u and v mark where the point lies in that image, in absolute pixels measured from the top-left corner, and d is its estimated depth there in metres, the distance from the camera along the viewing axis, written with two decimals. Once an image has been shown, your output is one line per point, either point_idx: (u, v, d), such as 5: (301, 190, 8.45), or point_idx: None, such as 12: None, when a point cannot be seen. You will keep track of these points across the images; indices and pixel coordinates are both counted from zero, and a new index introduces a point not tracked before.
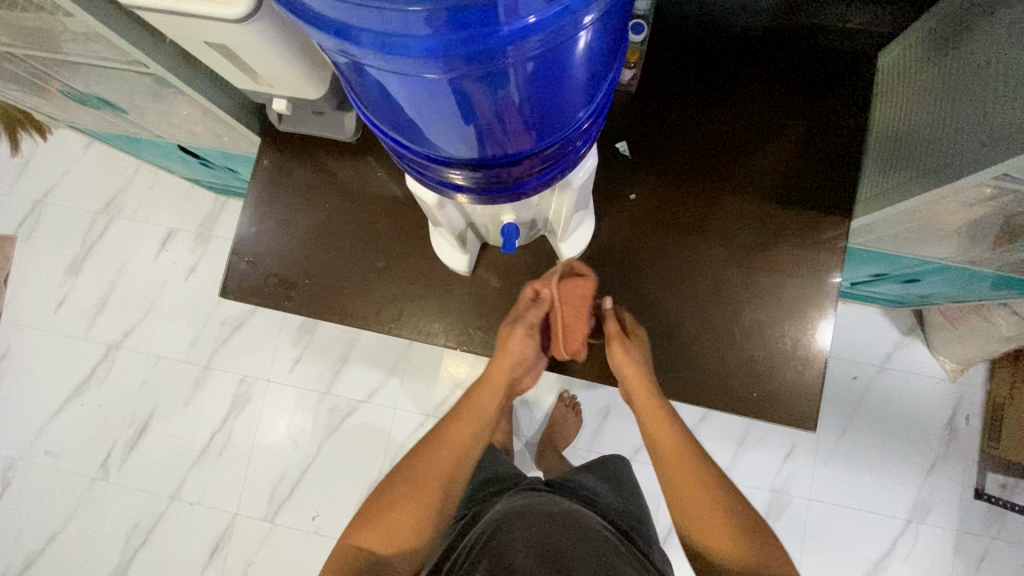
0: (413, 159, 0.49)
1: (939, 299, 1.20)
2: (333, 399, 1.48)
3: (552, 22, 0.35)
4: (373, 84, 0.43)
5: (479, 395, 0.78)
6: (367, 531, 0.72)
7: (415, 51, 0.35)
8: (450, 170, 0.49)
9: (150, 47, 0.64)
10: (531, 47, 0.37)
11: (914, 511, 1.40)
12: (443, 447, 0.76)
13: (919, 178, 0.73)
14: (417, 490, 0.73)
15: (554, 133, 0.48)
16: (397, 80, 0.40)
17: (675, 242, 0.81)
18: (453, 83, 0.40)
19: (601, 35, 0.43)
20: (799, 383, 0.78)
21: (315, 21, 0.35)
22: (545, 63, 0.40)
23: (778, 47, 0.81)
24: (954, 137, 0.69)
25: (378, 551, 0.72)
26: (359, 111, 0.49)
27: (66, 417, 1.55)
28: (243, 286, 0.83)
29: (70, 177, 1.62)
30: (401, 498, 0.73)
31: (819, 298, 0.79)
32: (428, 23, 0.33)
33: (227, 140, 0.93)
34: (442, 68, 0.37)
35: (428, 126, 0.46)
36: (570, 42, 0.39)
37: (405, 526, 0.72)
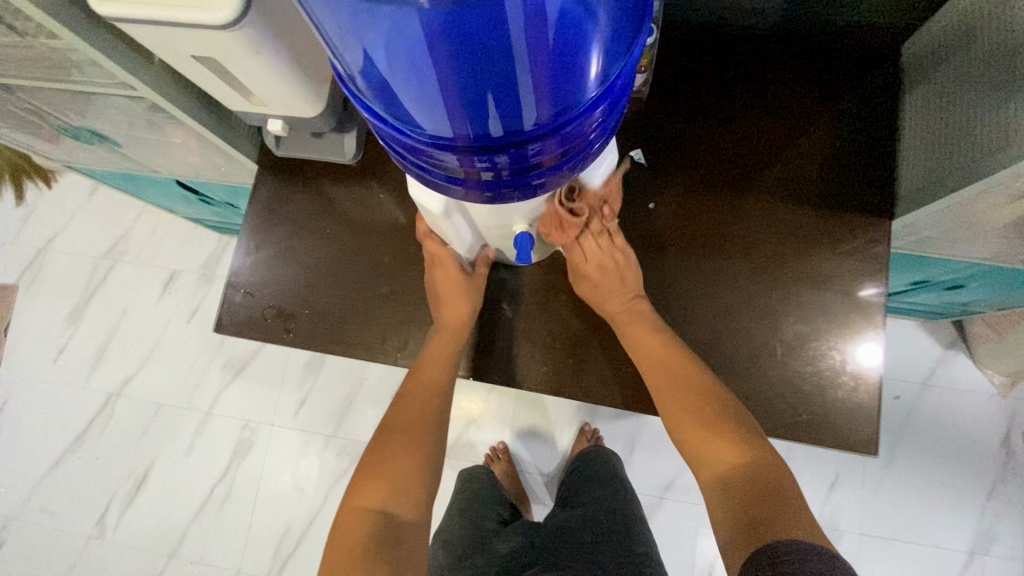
0: (414, 147, 0.45)
1: (982, 306, 1.12)
2: (340, 441, 1.40)
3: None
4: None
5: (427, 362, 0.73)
6: (368, 491, 0.67)
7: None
8: (452, 158, 0.44)
9: (138, 67, 0.60)
10: None
11: (977, 542, 1.27)
12: (404, 401, 0.73)
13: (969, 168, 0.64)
14: (404, 441, 0.70)
15: (563, 110, 0.44)
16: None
17: (699, 253, 0.75)
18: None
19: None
20: (852, 401, 0.70)
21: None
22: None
23: (796, 44, 0.77)
24: (1003, 117, 0.61)
25: (383, 504, 0.66)
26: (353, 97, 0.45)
27: (62, 472, 1.48)
28: (239, 319, 0.77)
29: (74, 223, 1.61)
30: (394, 454, 0.69)
31: (865, 308, 0.72)
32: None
33: (224, 170, 0.90)
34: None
35: (428, 81, 0.44)
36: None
37: (405, 472, 0.69)
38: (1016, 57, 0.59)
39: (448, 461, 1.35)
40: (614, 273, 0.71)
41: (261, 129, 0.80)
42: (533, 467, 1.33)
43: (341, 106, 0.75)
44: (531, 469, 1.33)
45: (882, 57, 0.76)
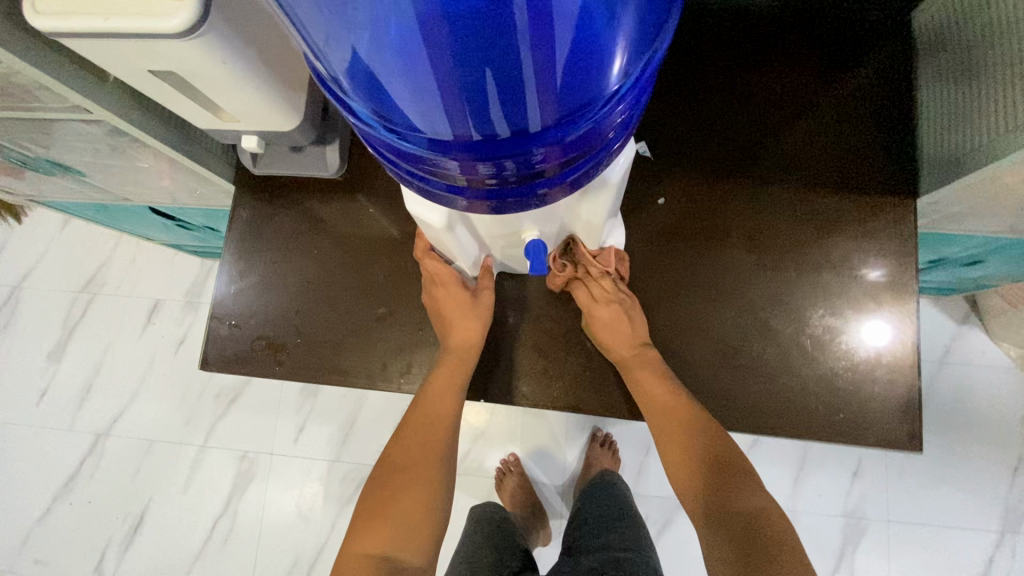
0: (410, 155, 0.40)
1: (997, 279, 1.09)
2: (344, 466, 1.34)
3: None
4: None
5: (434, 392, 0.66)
6: (372, 533, 0.63)
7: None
8: (450, 162, 0.40)
9: (91, 87, 0.54)
10: None
11: (1007, 521, 1.24)
12: (413, 434, 0.67)
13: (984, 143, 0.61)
14: (412, 477, 0.65)
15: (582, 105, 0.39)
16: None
17: (715, 245, 0.70)
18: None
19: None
20: (888, 396, 0.66)
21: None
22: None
23: (805, 17, 0.72)
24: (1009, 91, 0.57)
25: (390, 547, 0.62)
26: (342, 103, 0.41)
27: (54, 519, 1.41)
28: (226, 353, 0.71)
29: (48, 257, 1.53)
30: (401, 493, 0.64)
31: (894, 293, 0.68)
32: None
33: (200, 193, 0.84)
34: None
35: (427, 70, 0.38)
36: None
37: (414, 513, 0.64)
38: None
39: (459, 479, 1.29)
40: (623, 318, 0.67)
41: (236, 147, 0.74)
42: (547, 479, 1.28)
43: (321, 117, 0.69)
44: (545, 481, 1.28)
45: (897, 27, 0.72)
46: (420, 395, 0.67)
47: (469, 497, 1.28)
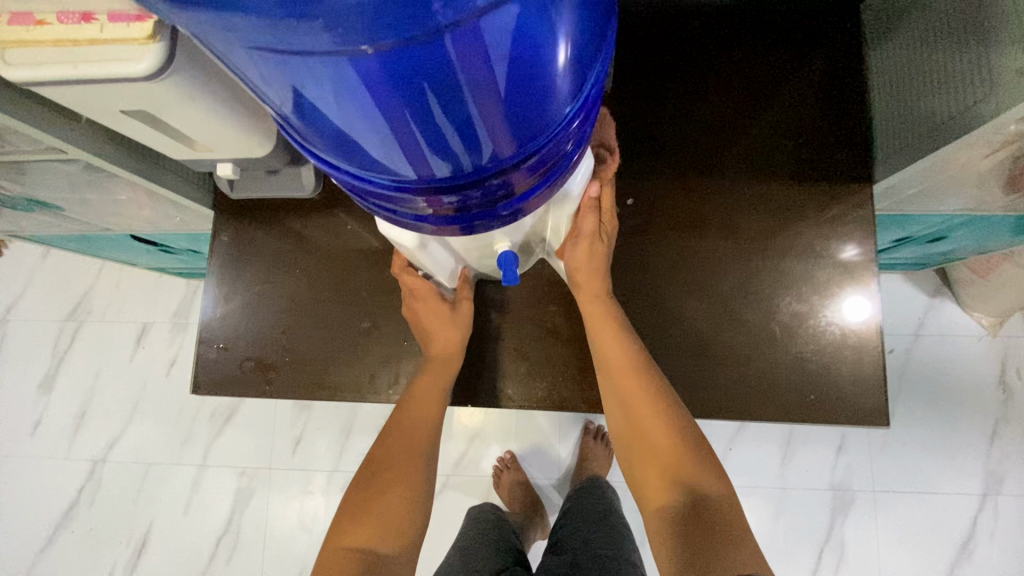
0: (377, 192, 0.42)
1: (963, 252, 1.12)
2: (343, 475, 1.36)
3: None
4: (309, 96, 0.34)
5: (420, 392, 0.68)
6: (357, 527, 0.62)
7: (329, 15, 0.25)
8: (418, 201, 0.42)
9: (66, 128, 0.56)
10: (485, 52, 0.32)
11: (988, 484, 1.29)
12: (399, 434, 0.68)
13: (930, 132, 0.64)
14: (396, 473, 0.66)
15: (538, 135, 0.40)
16: (330, 75, 0.31)
17: (685, 240, 0.73)
18: (386, 60, 0.30)
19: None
20: (857, 373, 0.69)
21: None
22: (486, 24, 0.30)
23: (754, 15, 0.74)
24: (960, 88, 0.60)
25: (372, 542, 0.61)
26: (304, 149, 0.41)
27: (57, 549, 1.41)
28: (215, 377, 0.73)
29: (31, 288, 1.53)
30: (385, 488, 0.65)
31: (855, 273, 0.71)
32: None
33: (180, 220, 0.85)
34: (376, 41, 0.28)
35: (376, 125, 0.36)
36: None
37: (399, 508, 0.64)
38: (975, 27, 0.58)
39: (457, 480, 1.31)
40: (604, 250, 0.65)
41: (213, 174, 0.75)
42: (542, 475, 1.30)
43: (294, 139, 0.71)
44: (540, 477, 1.30)
45: (843, 18, 0.74)
46: (404, 401, 0.69)
47: (468, 496, 1.31)
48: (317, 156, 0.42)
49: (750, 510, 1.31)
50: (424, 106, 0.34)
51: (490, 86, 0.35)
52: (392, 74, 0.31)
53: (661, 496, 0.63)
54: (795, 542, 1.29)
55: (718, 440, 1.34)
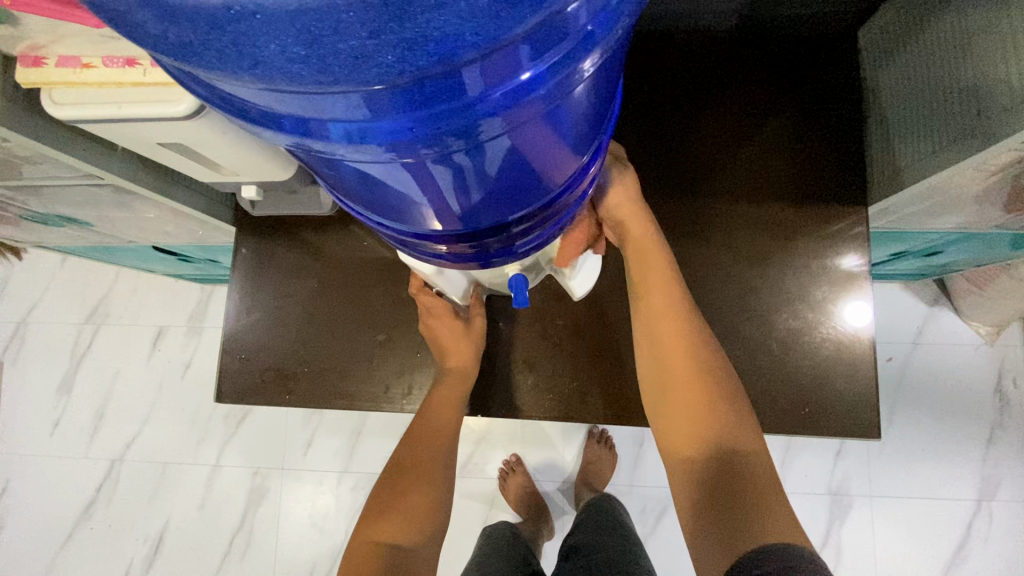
0: (402, 237, 0.46)
1: (961, 265, 1.15)
2: (353, 476, 1.39)
3: (546, 81, 0.29)
4: (350, 174, 0.37)
5: (439, 400, 0.72)
6: (383, 525, 0.67)
7: (381, 137, 0.29)
8: (435, 243, 0.46)
9: (103, 156, 0.59)
10: (517, 142, 0.34)
11: (984, 489, 1.32)
12: (418, 440, 0.72)
13: (919, 163, 0.67)
14: (418, 476, 0.71)
15: (555, 190, 0.43)
16: (375, 169, 0.34)
17: (686, 257, 0.76)
18: (429, 164, 0.33)
19: (601, 78, 0.36)
20: (851, 387, 0.72)
21: (257, 120, 0.28)
22: (522, 126, 0.33)
23: (755, 40, 0.77)
24: (952, 128, 0.63)
25: (396, 539, 0.66)
26: (336, 198, 0.45)
27: (76, 545, 1.46)
28: (240, 386, 0.77)
29: (50, 292, 1.57)
30: (407, 492, 0.69)
31: (847, 286, 0.74)
32: (376, 103, 0.26)
33: (201, 234, 0.89)
34: (423, 154, 0.31)
35: (409, 198, 0.40)
36: (564, 101, 0.33)
37: (421, 511, 0.69)
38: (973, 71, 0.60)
39: (464, 482, 1.35)
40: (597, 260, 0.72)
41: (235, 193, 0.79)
42: (546, 477, 1.34)
43: None
44: (546, 480, 1.34)
45: (839, 45, 0.77)
46: (423, 409, 0.72)
47: (475, 498, 1.34)
48: (346, 202, 0.46)
49: None
50: (456, 186, 0.38)
51: (517, 165, 0.38)
52: (431, 171, 0.34)
53: (689, 447, 0.66)
54: None
55: None
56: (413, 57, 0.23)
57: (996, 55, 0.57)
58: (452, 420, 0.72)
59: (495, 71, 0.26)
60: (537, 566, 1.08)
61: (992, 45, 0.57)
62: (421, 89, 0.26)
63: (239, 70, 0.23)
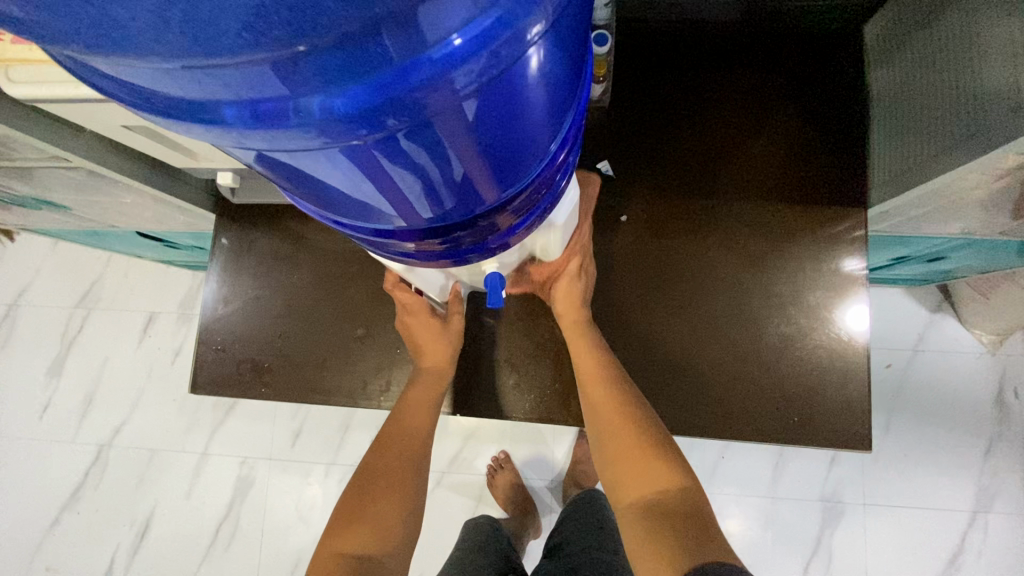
0: (365, 236, 0.44)
1: (965, 271, 1.12)
2: (340, 468, 1.38)
3: (487, 43, 0.26)
4: (296, 169, 0.35)
5: (412, 403, 0.70)
6: (351, 533, 0.64)
7: (313, 122, 0.26)
8: (403, 241, 0.44)
9: (70, 139, 0.57)
10: (471, 120, 0.32)
11: (979, 501, 1.29)
12: (391, 445, 0.70)
13: (925, 162, 0.63)
14: (389, 481, 0.68)
15: (525, 178, 0.41)
16: (317, 160, 0.31)
17: (677, 256, 0.73)
18: (374, 148, 0.30)
19: (558, 47, 0.33)
20: (843, 395, 0.70)
21: (160, 110, 0.24)
22: (472, 101, 0.30)
23: (755, 34, 0.74)
24: (958, 125, 0.59)
25: (364, 548, 0.63)
26: (291, 196, 0.42)
27: (63, 529, 1.46)
28: (214, 377, 0.75)
29: (41, 274, 1.56)
30: (377, 498, 0.66)
31: (843, 288, 0.71)
32: (292, 79, 0.23)
33: (183, 221, 0.87)
34: (365, 137, 0.28)
35: (364, 191, 0.37)
36: (517, 71, 0.30)
37: (392, 518, 0.66)
38: (979, 65, 0.57)
39: (452, 477, 1.34)
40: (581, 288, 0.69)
41: (214, 180, 0.77)
42: (534, 475, 1.32)
43: None
44: (534, 478, 1.32)
45: (838, 38, 0.74)
46: (397, 411, 0.70)
47: (462, 494, 1.33)
48: (305, 203, 0.43)
49: (739, 517, 1.32)
50: (411, 176, 0.35)
51: (477, 153, 0.35)
52: (380, 158, 0.32)
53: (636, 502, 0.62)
54: (784, 551, 1.30)
55: (711, 448, 1.35)
56: (304, 21, 0.20)
57: (1005, 49, 0.53)
58: (424, 425, 0.70)
59: (420, 23, 0.23)
60: (519, 568, 1.05)
61: (998, 38, 0.54)
62: (339, 55, 0.23)
63: (109, 47, 0.20)
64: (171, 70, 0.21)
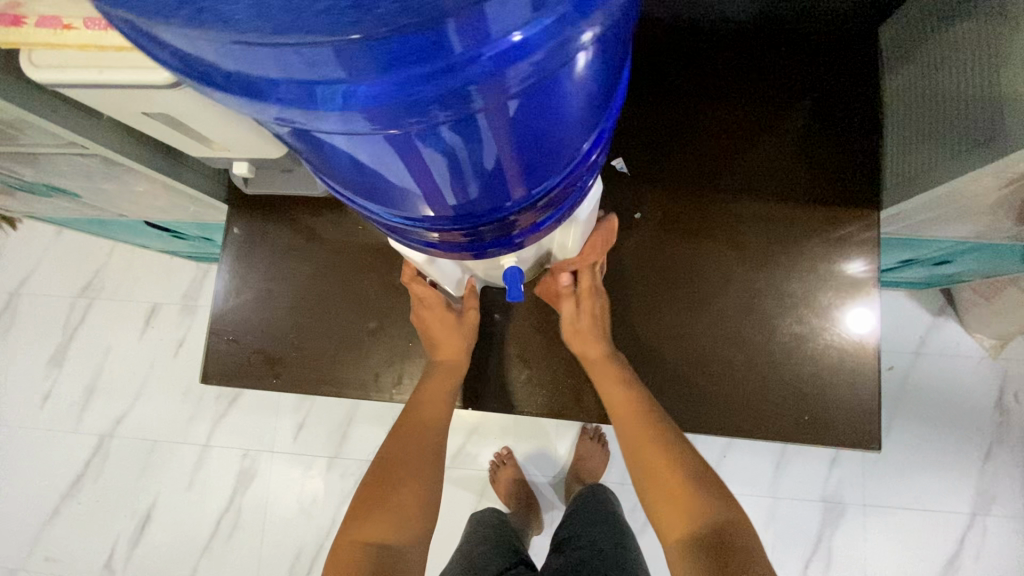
0: (390, 224, 0.44)
1: (969, 276, 1.12)
2: (342, 462, 1.38)
3: (542, 42, 0.26)
4: (332, 151, 0.35)
5: (427, 394, 0.70)
6: (371, 523, 0.64)
7: (363, 104, 0.26)
8: (426, 230, 0.44)
9: (88, 126, 0.57)
10: (512, 113, 0.32)
11: (978, 503, 1.30)
12: (408, 435, 0.70)
13: (939, 166, 0.64)
14: (408, 472, 0.68)
15: (554, 174, 0.41)
16: (355, 143, 0.31)
17: (690, 254, 0.73)
18: (415, 136, 0.30)
19: (603, 48, 0.33)
20: (853, 396, 0.70)
21: (212, 82, 0.24)
22: (517, 96, 0.30)
23: (772, 32, 0.74)
24: (973, 129, 0.60)
25: (385, 538, 0.64)
26: (320, 179, 0.42)
27: (63, 518, 1.45)
28: (226, 368, 0.75)
29: (44, 263, 1.55)
30: (397, 487, 0.67)
31: (856, 290, 0.72)
32: (352, 63, 0.23)
33: (194, 211, 0.86)
34: (410, 123, 0.28)
35: (394, 178, 0.37)
36: (563, 69, 0.30)
37: (412, 507, 0.67)
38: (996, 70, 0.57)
39: (455, 473, 1.34)
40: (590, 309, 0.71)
41: (228, 170, 0.76)
42: (537, 471, 1.32)
43: None
44: (537, 474, 1.32)
45: (854, 38, 0.74)
46: (412, 402, 0.71)
47: (464, 489, 1.33)
48: (331, 185, 0.43)
49: None
50: (446, 165, 0.35)
51: (514, 146, 0.35)
52: (419, 146, 0.32)
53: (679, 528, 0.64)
54: (784, 551, 1.31)
55: (713, 448, 1.35)
56: None
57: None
58: (440, 417, 0.71)
59: (488, 22, 0.23)
60: (529, 560, 1.05)
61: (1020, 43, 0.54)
62: (398, 47, 0.22)
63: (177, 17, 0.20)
64: (231, 45, 0.21)
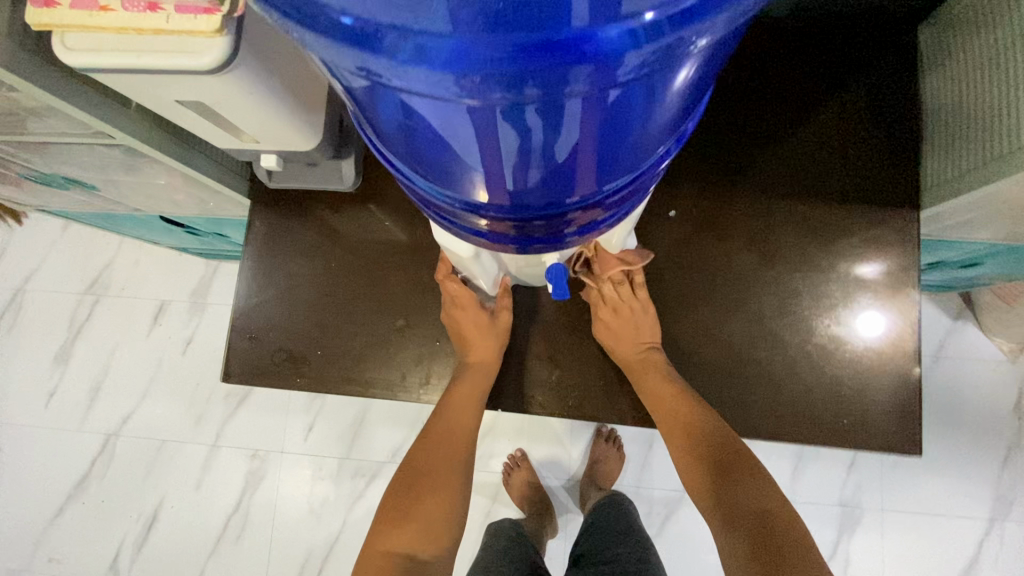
0: (441, 207, 0.42)
1: (991, 279, 1.11)
2: (353, 462, 1.36)
3: (660, 42, 0.26)
4: (402, 119, 0.34)
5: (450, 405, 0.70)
6: (397, 533, 0.67)
7: (454, 67, 0.26)
8: (476, 218, 0.42)
9: (115, 114, 0.55)
10: (602, 107, 0.31)
11: (996, 509, 1.29)
12: (434, 444, 0.71)
13: (971, 168, 0.63)
14: (433, 482, 0.69)
15: (624, 174, 0.39)
16: (435, 112, 0.31)
17: (729, 253, 0.72)
18: (500, 114, 0.30)
19: (709, 57, 0.32)
20: (892, 404, 0.69)
21: (319, 25, 0.26)
22: (616, 89, 0.29)
23: (814, 27, 0.73)
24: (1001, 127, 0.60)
25: (411, 547, 0.67)
26: (378, 152, 0.42)
27: (68, 518, 1.43)
28: (248, 366, 0.73)
29: (50, 259, 1.53)
30: (422, 497, 0.69)
31: (897, 294, 0.70)
32: None
33: (213, 205, 0.84)
34: (499, 97, 0.28)
35: (462, 160, 0.36)
36: (668, 71, 0.29)
37: (439, 516, 0.68)
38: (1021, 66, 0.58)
39: None
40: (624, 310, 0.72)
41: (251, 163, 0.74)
42: (552, 473, 1.31)
43: (336, 132, 0.70)
44: (551, 477, 1.31)
45: (894, 32, 0.73)
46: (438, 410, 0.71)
47: (478, 492, 1.31)
48: (385, 157, 0.42)
49: None
50: (516, 149, 0.34)
51: (592, 138, 0.34)
52: (498, 125, 0.31)
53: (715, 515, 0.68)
54: None
55: None
56: None
57: None
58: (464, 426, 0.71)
59: None
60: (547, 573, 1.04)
61: None
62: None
63: None
64: None
